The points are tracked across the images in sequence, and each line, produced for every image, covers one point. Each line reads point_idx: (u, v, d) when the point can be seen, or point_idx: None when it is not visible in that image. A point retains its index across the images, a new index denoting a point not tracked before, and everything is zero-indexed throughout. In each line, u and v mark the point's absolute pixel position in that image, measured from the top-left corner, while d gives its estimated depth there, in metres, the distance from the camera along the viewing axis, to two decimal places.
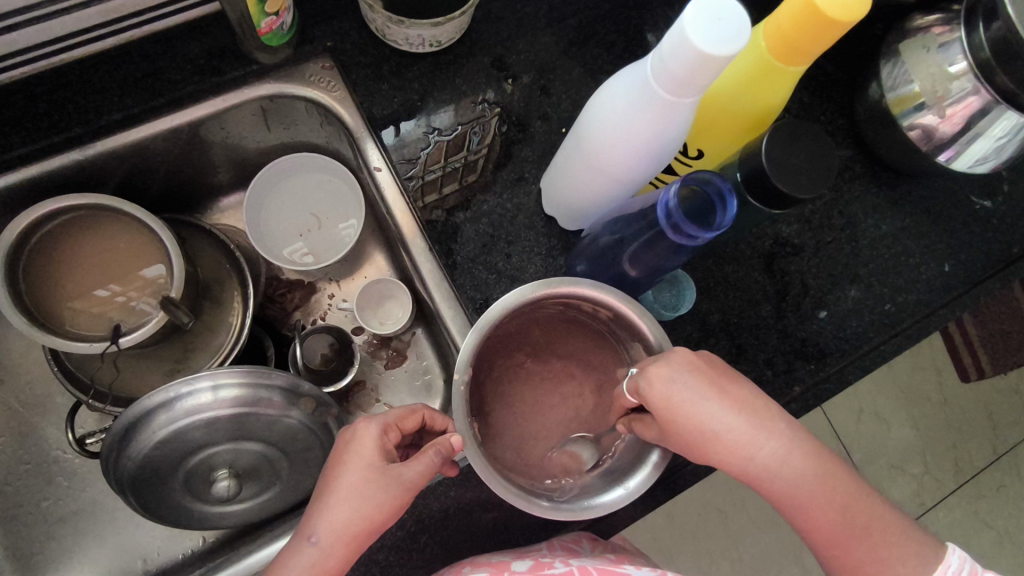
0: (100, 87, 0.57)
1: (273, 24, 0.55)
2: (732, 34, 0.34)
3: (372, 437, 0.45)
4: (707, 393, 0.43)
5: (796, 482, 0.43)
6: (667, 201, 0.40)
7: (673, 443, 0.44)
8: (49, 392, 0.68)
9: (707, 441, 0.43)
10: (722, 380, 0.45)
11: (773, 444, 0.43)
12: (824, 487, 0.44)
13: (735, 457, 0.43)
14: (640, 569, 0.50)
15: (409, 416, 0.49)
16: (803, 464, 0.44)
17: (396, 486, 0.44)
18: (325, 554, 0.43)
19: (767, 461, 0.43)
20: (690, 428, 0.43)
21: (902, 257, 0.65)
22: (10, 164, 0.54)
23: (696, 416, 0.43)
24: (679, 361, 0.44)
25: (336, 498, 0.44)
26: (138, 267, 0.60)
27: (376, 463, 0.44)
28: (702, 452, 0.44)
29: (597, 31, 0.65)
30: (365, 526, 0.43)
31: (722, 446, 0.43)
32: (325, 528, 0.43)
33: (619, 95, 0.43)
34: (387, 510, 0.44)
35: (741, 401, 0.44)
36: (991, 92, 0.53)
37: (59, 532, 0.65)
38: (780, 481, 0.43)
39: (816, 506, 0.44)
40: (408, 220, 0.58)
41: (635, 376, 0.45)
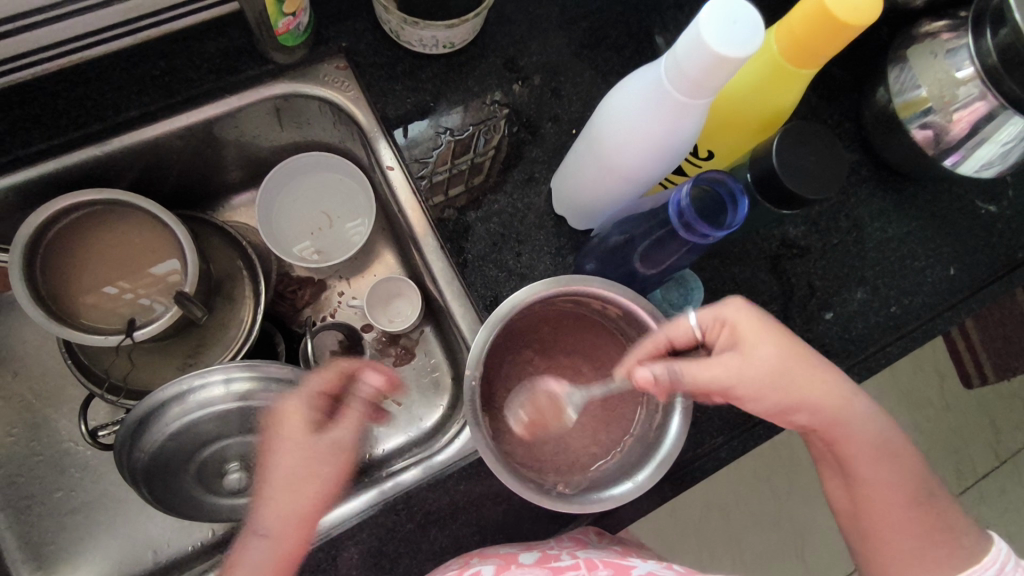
0: (118, 85, 0.58)
1: (290, 24, 0.55)
2: (745, 36, 0.35)
3: (298, 414, 0.49)
4: (784, 343, 0.47)
5: (883, 441, 0.49)
6: (678, 200, 0.41)
7: (755, 374, 0.45)
8: (62, 384, 0.69)
9: (805, 393, 0.47)
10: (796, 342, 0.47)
11: (866, 405, 0.49)
12: (899, 456, 0.49)
13: (845, 416, 0.48)
14: (646, 562, 0.51)
15: (337, 376, 0.51)
16: (886, 426, 0.49)
17: (329, 452, 0.49)
18: (279, 540, 0.47)
19: (863, 422, 0.48)
20: (783, 382, 0.46)
21: (908, 260, 0.65)
22: (30, 159, 0.55)
23: (784, 370, 0.46)
24: (750, 311, 0.47)
25: (275, 486, 0.48)
26: (152, 261, 0.61)
27: (298, 443, 0.48)
28: (794, 405, 0.47)
29: (608, 34, 0.66)
30: (313, 502, 0.48)
31: (815, 401, 0.47)
32: (274, 519, 0.47)
33: (632, 96, 0.44)
34: (331, 477, 0.49)
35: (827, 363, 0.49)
36: (998, 97, 0.53)
37: (70, 523, 0.66)
38: (865, 439, 0.48)
39: (891, 470, 0.49)
40: (419, 219, 0.59)
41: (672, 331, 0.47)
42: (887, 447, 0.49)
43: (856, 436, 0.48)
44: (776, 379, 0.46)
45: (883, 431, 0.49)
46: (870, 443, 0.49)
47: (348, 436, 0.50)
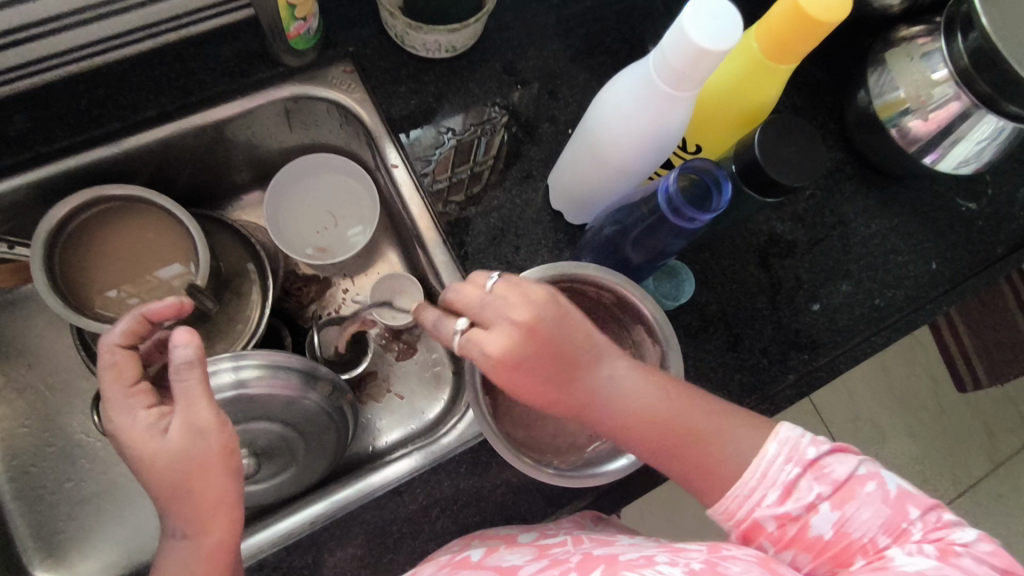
0: (136, 86, 0.60)
1: (301, 28, 0.58)
2: (726, 31, 0.38)
3: (131, 424, 0.44)
4: (548, 315, 0.42)
5: (635, 406, 0.44)
6: (667, 187, 0.44)
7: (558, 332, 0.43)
8: (75, 377, 0.71)
9: (533, 373, 0.43)
10: (563, 319, 0.43)
11: (616, 366, 0.45)
12: (675, 404, 0.44)
13: (571, 394, 0.44)
14: (633, 539, 0.50)
15: (133, 361, 0.46)
16: (621, 382, 0.44)
17: (187, 446, 0.43)
18: (196, 545, 0.42)
19: (588, 386, 0.44)
20: (530, 368, 0.42)
21: (891, 254, 0.68)
22: (52, 156, 0.58)
23: (538, 354, 0.42)
24: (518, 301, 0.42)
25: (167, 495, 0.43)
26: (167, 256, 0.63)
27: (144, 447, 0.43)
28: (550, 395, 0.44)
29: (602, 41, 0.69)
30: (219, 482, 0.43)
31: (550, 385, 0.43)
32: (182, 523, 0.43)
33: (622, 93, 0.47)
34: (213, 460, 0.43)
35: (579, 326, 0.43)
36: (971, 97, 0.56)
37: (80, 512, 0.68)
38: (626, 411, 0.44)
39: (640, 424, 0.44)
40: (426, 221, 0.64)
41: (474, 342, 0.42)
42: (621, 413, 0.44)
43: (602, 406, 0.44)
44: (523, 351, 0.42)
45: (616, 391, 0.44)
46: (625, 414, 0.44)
47: (178, 440, 0.43)
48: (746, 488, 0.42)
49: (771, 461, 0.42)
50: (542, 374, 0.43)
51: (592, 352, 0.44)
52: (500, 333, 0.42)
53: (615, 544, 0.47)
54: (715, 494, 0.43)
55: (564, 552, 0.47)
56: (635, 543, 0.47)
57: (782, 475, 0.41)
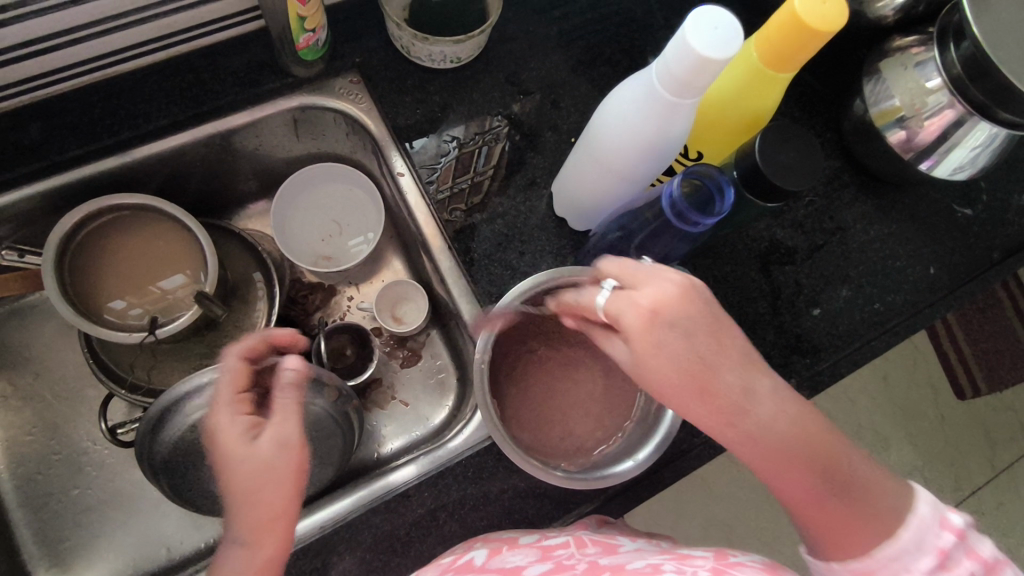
0: (149, 96, 0.62)
1: (310, 40, 0.60)
2: (727, 40, 0.39)
3: (227, 424, 0.45)
4: (704, 302, 0.41)
5: (777, 433, 0.39)
6: (671, 192, 0.46)
7: (681, 332, 0.40)
8: (82, 385, 0.72)
9: (686, 353, 0.40)
10: (715, 311, 0.41)
11: (771, 380, 0.41)
12: (819, 445, 0.40)
13: (717, 397, 0.40)
14: (635, 540, 0.51)
15: (246, 373, 0.48)
16: (784, 404, 0.40)
17: (271, 457, 0.44)
18: (251, 553, 0.42)
19: (738, 386, 0.40)
20: (677, 341, 0.40)
21: (889, 260, 0.69)
22: (65, 164, 0.59)
23: (689, 334, 0.40)
24: (679, 278, 0.41)
25: (237, 497, 0.43)
26: (175, 263, 0.64)
27: (234, 446, 0.44)
28: (692, 383, 0.40)
29: (603, 52, 0.70)
30: (289, 496, 0.43)
31: (681, 379, 0.40)
32: (244, 526, 0.43)
33: (626, 100, 0.48)
34: (291, 473, 0.43)
35: (731, 329, 0.41)
36: (964, 104, 0.57)
37: (86, 520, 0.68)
38: (773, 436, 0.39)
39: (787, 460, 0.39)
40: (430, 227, 0.63)
41: (621, 299, 0.41)
42: (775, 435, 0.39)
43: (750, 422, 0.39)
44: (680, 320, 0.40)
45: (775, 410, 0.39)
46: (777, 439, 0.39)
47: (264, 450, 0.44)
48: (897, 549, 0.37)
49: (923, 526, 0.37)
50: (695, 358, 0.40)
51: (745, 357, 0.41)
52: (662, 292, 0.41)
53: (621, 548, 0.48)
54: (845, 546, 0.38)
55: (569, 558, 0.48)
56: (640, 550, 0.47)
57: (937, 542, 0.37)
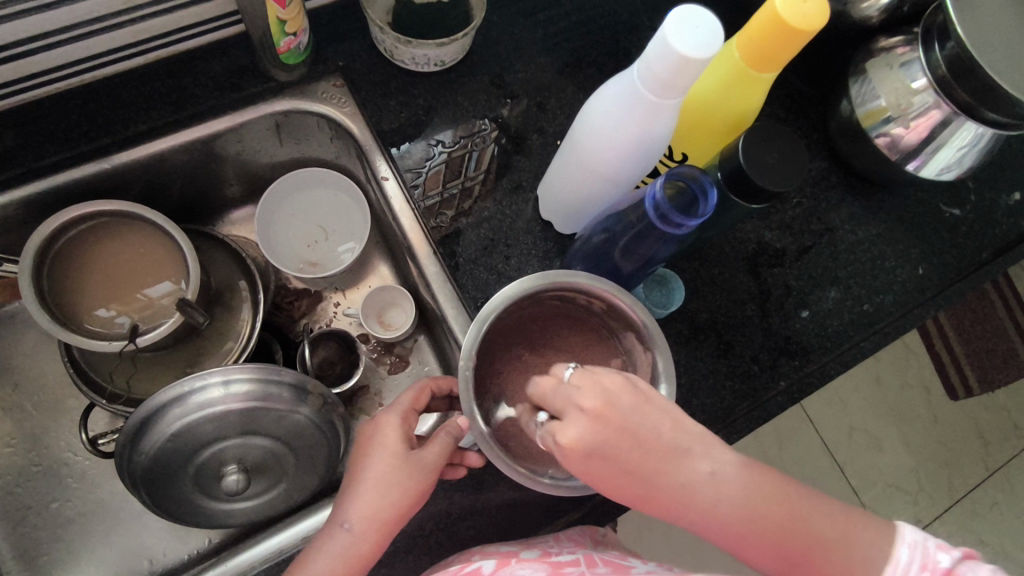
0: (128, 102, 0.61)
1: (291, 43, 0.59)
2: (707, 38, 0.39)
3: (393, 427, 0.47)
4: (623, 405, 0.40)
5: (740, 517, 0.38)
6: (654, 194, 0.45)
7: (604, 451, 0.39)
8: (63, 395, 0.71)
9: (620, 472, 0.39)
10: (635, 410, 0.40)
11: (707, 459, 0.39)
12: (784, 514, 0.38)
13: (665, 499, 0.39)
14: (644, 562, 0.52)
15: (418, 396, 0.50)
16: (729, 483, 0.38)
17: (420, 471, 0.46)
18: (357, 539, 0.45)
19: (677, 484, 0.39)
20: (608, 466, 0.39)
21: (878, 261, 0.69)
22: (42, 172, 0.58)
23: (615, 454, 0.39)
24: (592, 402, 0.40)
25: (363, 487, 0.45)
26: (155, 271, 0.63)
27: (399, 451, 0.46)
28: (637, 493, 0.39)
29: (589, 54, 0.70)
30: (395, 513, 0.45)
31: (629, 488, 0.39)
32: (355, 514, 0.45)
33: (610, 101, 0.47)
34: (412, 497, 0.45)
35: (661, 418, 0.40)
36: (950, 105, 0.57)
37: (67, 534, 0.67)
38: (731, 520, 0.38)
39: (758, 542, 0.37)
40: (416, 233, 0.63)
41: (549, 437, 0.41)
42: (726, 522, 0.38)
43: (704, 514, 0.38)
44: (601, 446, 0.39)
45: (719, 494, 0.38)
46: (733, 524, 0.38)
47: (435, 454, 0.46)
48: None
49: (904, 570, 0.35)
50: (630, 472, 0.39)
51: (673, 446, 0.39)
52: (577, 432, 0.39)
53: (632, 571, 0.49)
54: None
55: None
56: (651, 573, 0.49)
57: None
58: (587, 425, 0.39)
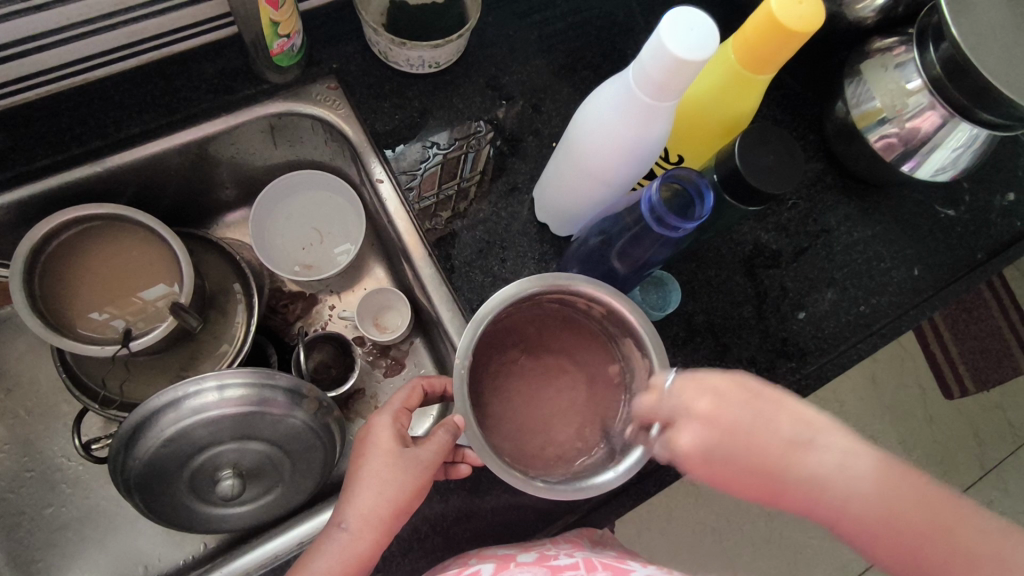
0: (120, 104, 0.61)
1: (285, 45, 0.59)
2: (702, 40, 0.38)
3: (385, 427, 0.46)
4: (733, 404, 0.42)
5: (876, 512, 0.39)
6: (650, 197, 0.44)
7: (724, 454, 0.42)
8: (55, 400, 0.70)
9: (740, 471, 0.41)
10: (757, 408, 0.42)
11: (836, 450, 0.40)
12: (930, 520, 0.39)
13: (793, 494, 0.41)
14: (644, 566, 0.51)
15: (414, 393, 0.49)
16: (860, 478, 0.40)
17: (416, 469, 0.45)
18: (356, 538, 0.44)
19: (805, 480, 0.40)
20: (728, 465, 0.42)
21: (874, 262, 0.69)
22: (33, 175, 0.58)
23: (730, 454, 0.41)
24: (697, 405, 0.43)
25: (359, 487, 0.44)
26: (149, 275, 0.63)
27: (394, 450, 0.45)
28: (762, 490, 0.41)
29: (584, 55, 0.70)
30: (392, 510, 0.44)
31: (756, 489, 0.42)
32: (353, 514, 0.44)
33: (605, 102, 0.47)
34: (409, 495, 0.45)
35: (780, 414, 0.42)
36: (946, 106, 0.57)
37: (60, 540, 0.66)
38: (863, 513, 0.40)
39: (891, 544, 0.40)
40: (411, 236, 0.62)
41: (666, 442, 0.45)
42: (856, 518, 0.40)
43: (836, 508, 0.40)
44: (719, 450, 0.42)
45: (849, 491, 0.40)
46: (865, 517, 0.40)
47: (431, 452, 0.46)
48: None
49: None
50: (753, 471, 0.41)
51: (793, 439, 0.41)
52: (688, 435, 0.43)
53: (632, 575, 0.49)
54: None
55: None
56: None
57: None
58: (699, 429, 0.42)
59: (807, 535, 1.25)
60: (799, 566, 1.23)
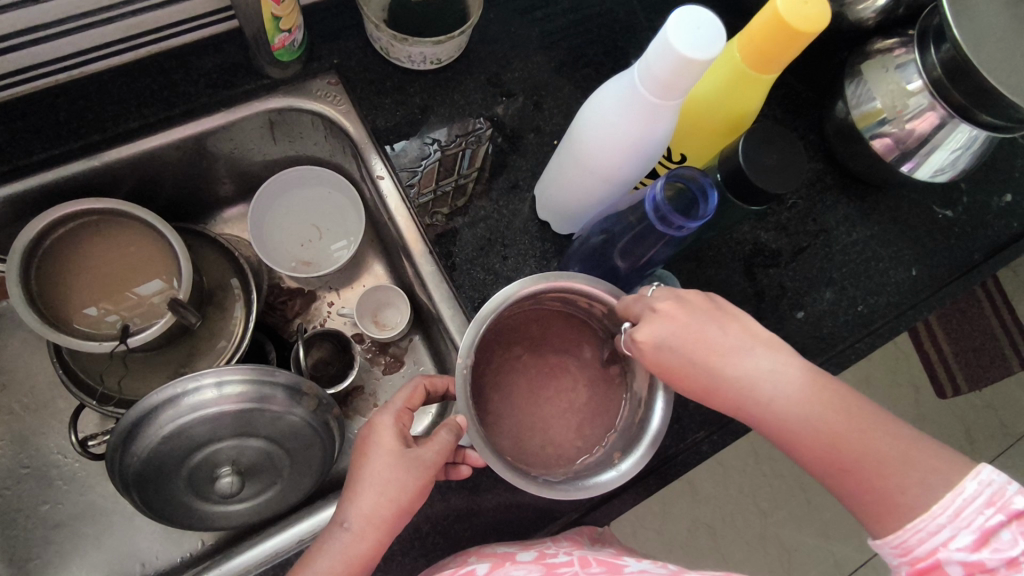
0: (118, 98, 0.60)
1: (286, 40, 0.58)
2: (709, 40, 0.38)
3: (388, 426, 0.46)
4: (696, 311, 0.45)
5: (798, 415, 0.42)
6: (654, 195, 0.45)
7: (678, 344, 0.44)
8: (52, 395, 0.70)
9: (686, 364, 0.44)
10: (712, 315, 0.46)
11: (769, 357, 0.44)
12: (852, 426, 0.42)
13: (725, 390, 0.44)
14: (639, 562, 0.52)
15: (415, 393, 0.49)
16: (790, 385, 0.43)
17: (418, 470, 0.45)
18: (358, 537, 0.44)
19: (742, 378, 0.44)
20: (676, 358, 0.44)
21: (872, 262, 0.69)
22: (30, 169, 0.57)
23: (683, 346, 0.44)
24: (663, 305, 0.45)
25: (361, 487, 0.44)
26: (146, 270, 0.62)
27: (396, 450, 0.45)
28: (701, 386, 0.45)
29: (586, 53, 0.70)
30: (394, 511, 0.44)
31: (696, 386, 0.45)
32: (356, 513, 0.44)
33: (610, 100, 0.47)
34: (413, 495, 0.44)
35: (733, 326, 0.45)
36: (946, 107, 0.58)
37: (56, 537, 0.66)
38: (789, 415, 0.43)
39: (812, 445, 0.42)
40: (412, 234, 0.62)
41: (627, 341, 0.46)
42: (781, 417, 0.43)
43: (761, 406, 0.43)
44: (673, 340, 0.44)
45: (777, 392, 0.43)
46: (791, 420, 0.43)
47: (433, 453, 0.45)
48: (929, 525, 0.39)
49: (966, 501, 0.38)
50: (696, 369, 0.44)
51: (739, 346, 0.44)
52: (653, 328, 0.44)
53: (626, 571, 0.49)
54: (881, 518, 0.41)
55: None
56: None
57: (978, 519, 0.38)
58: (662, 322, 0.45)
59: (801, 534, 1.25)
60: (793, 564, 1.24)
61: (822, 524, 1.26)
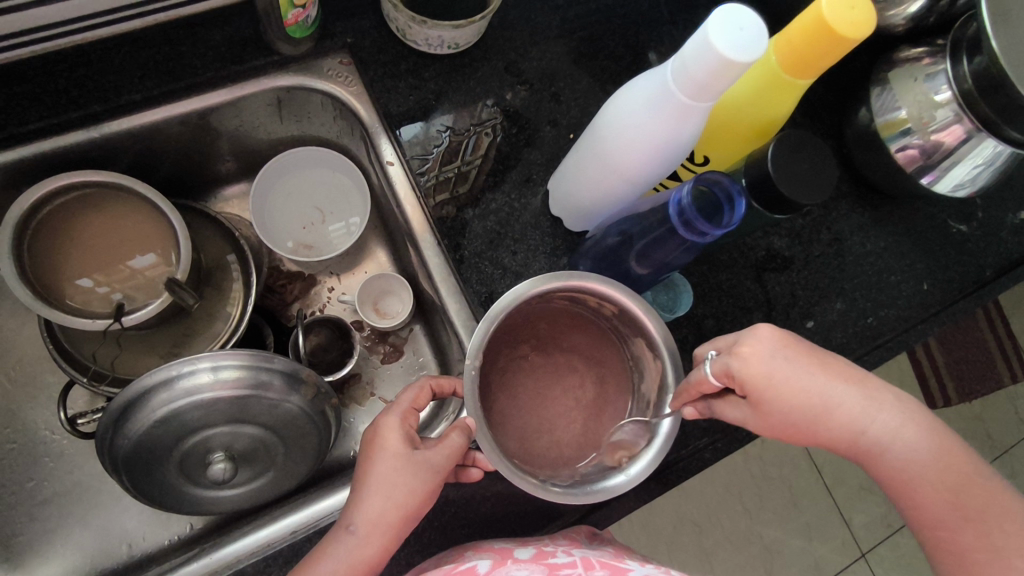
0: (120, 68, 0.58)
1: (299, 16, 0.56)
2: (751, 43, 0.37)
3: (394, 427, 0.45)
4: (804, 352, 0.45)
5: (918, 455, 0.44)
6: (678, 199, 0.43)
7: (784, 376, 0.44)
8: (41, 370, 0.68)
9: (800, 391, 0.44)
10: (817, 350, 0.46)
11: (889, 413, 0.45)
12: (967, 479, 0.44)
13: (842, 422, 0.44)
14: (642, 566, 0.50)
15: (420, 393, 0.48)
16: (909, 439, 0.44)
17: (423, 473, 0.44)
18: (363, 543, 0.43)
19: (858, 426, 0.44)
20: (791, 383, 0.44)
21: (884, 274, 0.68)
22: (24, 138, 0.55)
23: (798, 371, 0.44)
24: (763, 326, 0.46)
25: (369, 490, 0.43)
26: (140, 248, 0.60)
27: (402, 451, 0.44)
28: (816, 417, 0.44)
29: (606, 45, 0.68)
30: (402, 515, 0.43)
31: (802, 423, 0.45)
32: (363, 517, 0.43)
33: (638, 101, 0.46)
34: (420, 498, 0.43)
35: (851, 376, 0.45)
36: (973, 121, 0.56)
37: (42, 514, 0.64)
38: (903, 461, 0.44)
39: (928, 487, 0.44)
40: (418, 218, 0.60)
41: (724, 358, 0.45)
42: (894, 463, 0.44)
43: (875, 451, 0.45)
44: (785, 375, 0.44)
45: (891, 443, 0.44)
46: (908, 467, 0.44)
47: (442, 456, 0.44)
48: None
49: None
50: (812, 396, 0.44)
51: (859, 396, 0.45)
52: (759, 343, 0.45)
53: None
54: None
55: None
56: None
57: None
58: (767, 352, 0.44)
59: (786, 535, 1.26)
60: (776, 564, 1.24)
61: (807, 526, 1.27)
